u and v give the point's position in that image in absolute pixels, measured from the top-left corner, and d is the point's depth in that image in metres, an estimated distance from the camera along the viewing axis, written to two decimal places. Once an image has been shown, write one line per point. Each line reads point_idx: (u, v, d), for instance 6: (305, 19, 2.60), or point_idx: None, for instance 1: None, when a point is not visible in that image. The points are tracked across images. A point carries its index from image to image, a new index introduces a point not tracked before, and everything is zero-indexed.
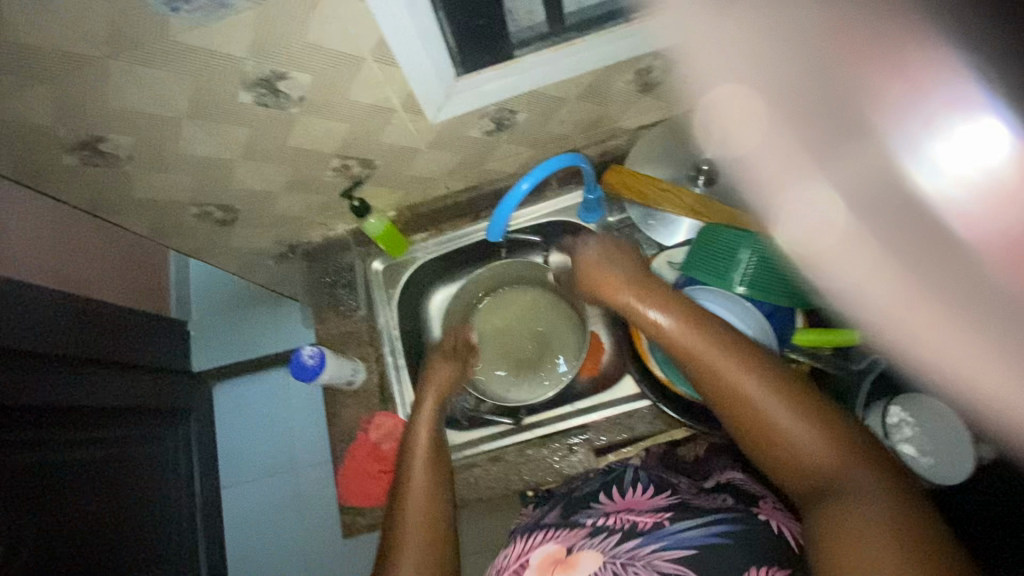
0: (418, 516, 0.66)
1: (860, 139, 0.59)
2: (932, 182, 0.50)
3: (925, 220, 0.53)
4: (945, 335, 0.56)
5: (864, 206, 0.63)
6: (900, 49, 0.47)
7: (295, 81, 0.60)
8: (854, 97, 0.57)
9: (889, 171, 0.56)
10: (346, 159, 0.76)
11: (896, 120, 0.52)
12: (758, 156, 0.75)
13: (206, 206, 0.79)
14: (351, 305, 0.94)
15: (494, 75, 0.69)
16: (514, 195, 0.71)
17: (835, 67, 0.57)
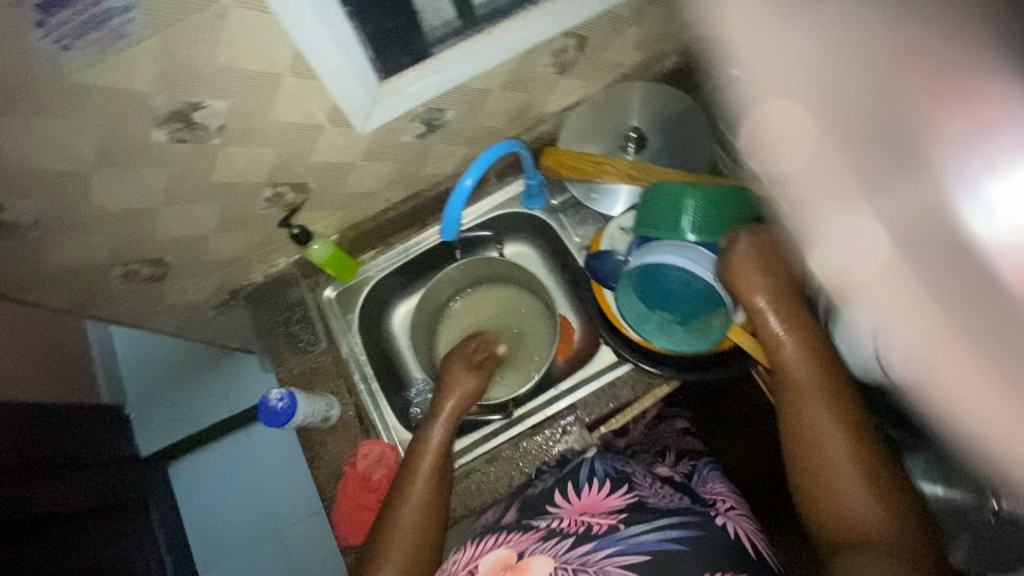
0: (413, 517, 0.68)
1: (916, 179, 0.33)
2: (987, 230, 0.31)
3: (1008, 313, 0.31)
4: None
5: (930, 254, 0.35)
6: (965, 71, 0.30)
7: (210, 109, 0.57)
8: (912, 132, 0.33)
9: (943, 222, 0.33)
10: (278, 186, 0.72)
11: (953, 163, 0.31)
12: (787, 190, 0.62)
13: (130, 264, 0.73)
14: (309, 338, 0.88)
15: (414, 76, 0.68)
16: (460, 193, 0.71)
17: (900, 92, 0.33)
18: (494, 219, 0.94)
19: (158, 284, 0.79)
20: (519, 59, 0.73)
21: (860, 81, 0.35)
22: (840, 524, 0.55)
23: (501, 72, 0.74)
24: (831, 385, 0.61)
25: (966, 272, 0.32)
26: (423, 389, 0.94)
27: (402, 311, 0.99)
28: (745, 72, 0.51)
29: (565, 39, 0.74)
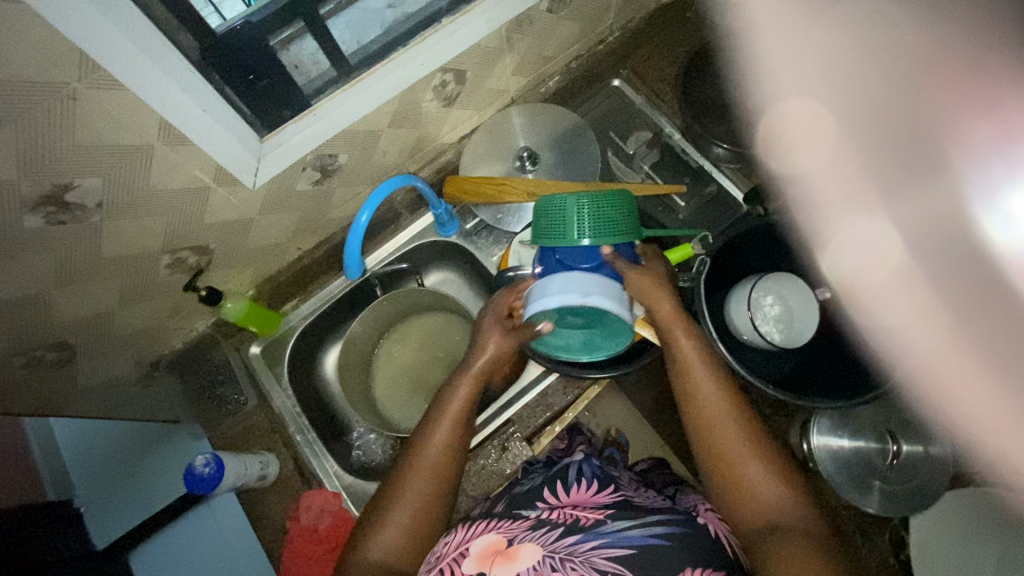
0: (425, 471, 0.64)
1: (932, 177, 0.73)
2: (1000, 227, 0.69)
3: (983, 266, 0.72)
4: (965, 365, 0.75)
5: (924, 253, 0.75)
6: (989, 92, 0.63)
7: (83, 188, 0.57)
8: (937, 136, 0.71)
9: (953, 212, 0.72)
10: (177, 252, 0.73)
11: (979, 164, 0.67)
12: (817, 176, 0.83)
13: (34, 352, 0.71)
14: (236, 398, 0.90)
15: (297, 127, 0.70)
16: (357, 229, 0.73)
17: (934, 94, 0.71)
18: (411, 251, 0.96)
19: (68, 367, 0.77)
20: (401, 99, 0.76)
21: (885, 95, 0.75)
22: (764, 523, 0.57)
23: (385, 113, 0.77)
24: (726, 388, 0.64)
25: (974, 269, 0.73)
26: (364, 431, 0.94)
27: (334, 357, 0.98)
28: (779, 71, 0.86)
29: (442, 74, 0.78)
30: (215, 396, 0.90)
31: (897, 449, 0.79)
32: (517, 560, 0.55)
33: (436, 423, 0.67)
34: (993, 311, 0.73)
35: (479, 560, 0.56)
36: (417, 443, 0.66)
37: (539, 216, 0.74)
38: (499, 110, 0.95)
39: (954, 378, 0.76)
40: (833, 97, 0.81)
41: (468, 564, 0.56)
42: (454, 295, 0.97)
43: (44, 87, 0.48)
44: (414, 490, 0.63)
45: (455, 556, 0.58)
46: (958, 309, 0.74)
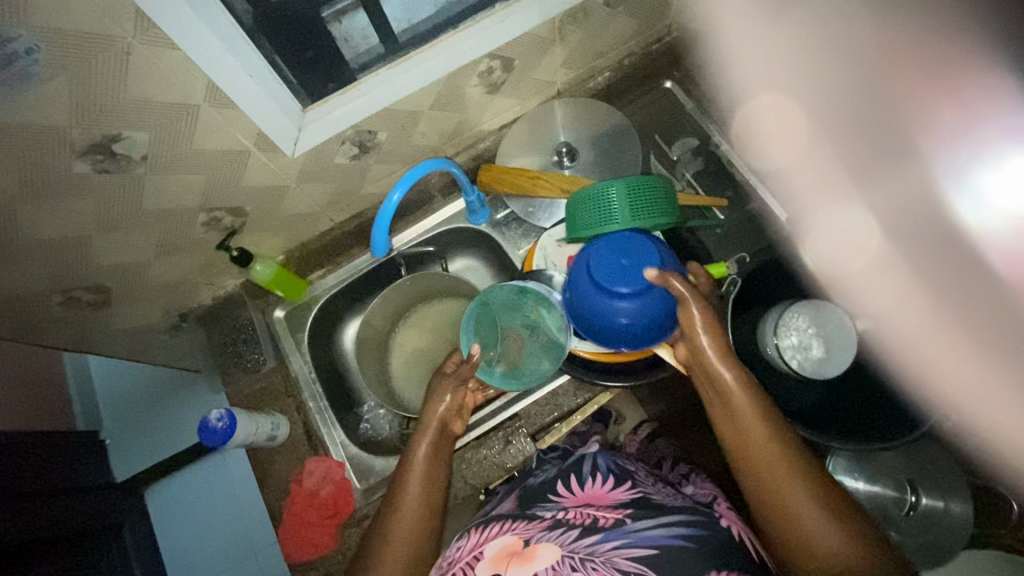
0: (403, 544, 0.61)
1: (908, 162, 0.77)
2: (972, 207, 0.69)
3: (964, 244, 0.71)
4: (957, 337, 0.74)
5: (909, 235, 0.78)
6: (960, 76, 0.64)
7: (129, 140, 0.59)
8: (911, 127, 0.76)
9: (925, 196, 0.75)
10: (213, 211, 0.75)
11: (950, 150, 0.70)
12: (793, 170, 0.89)
13: (72, 291, 0.74)
14: (256, 358, 0.92)
15: (340, 100, 0.71)
16: (388, 207, 0.73)
17: (899, 87, 0.76)
18: (439, 235, 0.96)
19: (103, 310, 0.80)
20: (445, 82, 0.76)
21: (864, 80, 0.81)
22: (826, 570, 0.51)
23: (428, 96, 0.76)
24: (770, 418, 0.59)
25: (954, 248, 0.72)
26: (374, 405, 0.96)
27: (352, 331, 1.00)
28: (752, 70, 0.90)
29: (489, 61, 0.77)
30: (236, 352, 0.92)
31: (915, 501, 0.76)
32: (534, 561, 0.56)
33: (407, 491, 0.65)
34: (977, 283, 0.71)
35: (494, 562, 0.57)
36: (387, 517, 0.64)
37: (574, 203, 0.76)
38: (543, 102, 0.93)
39: (937, 348, 0.75)
40: (799, 95, 0.88)
41: (484, 567, 0.57)
42: (476, 283, 0.97)
43: (100, 39, 0.49)
44: (397, 557, 0.61)
45: (470, 560, 0.59)
46: (940, 278, 0.75)
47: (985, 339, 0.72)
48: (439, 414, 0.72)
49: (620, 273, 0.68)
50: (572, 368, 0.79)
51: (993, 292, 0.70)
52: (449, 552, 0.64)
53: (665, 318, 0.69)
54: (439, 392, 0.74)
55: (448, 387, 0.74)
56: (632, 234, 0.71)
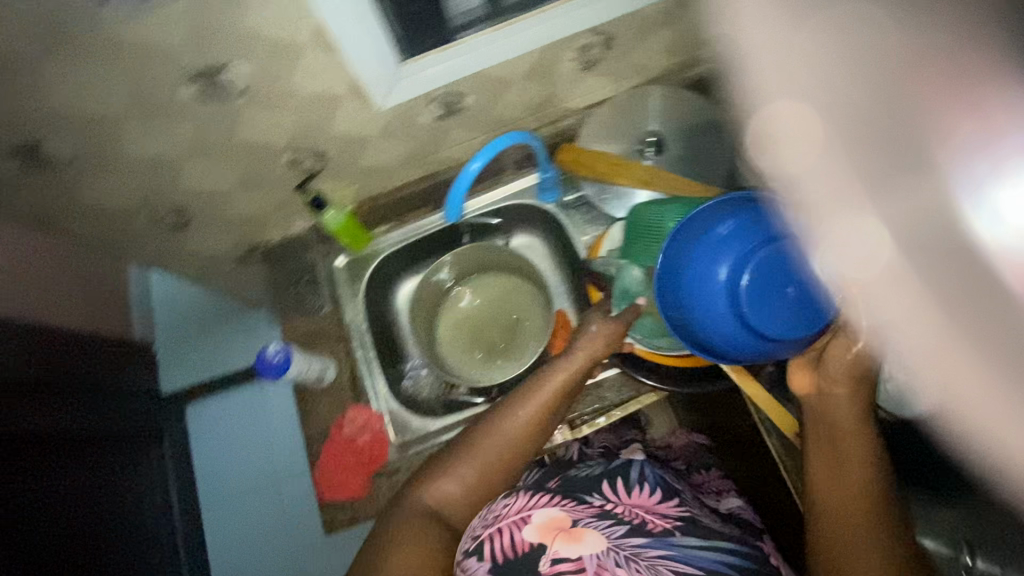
0: (500, 441, 0.67)
1: (908, 170, 0.32)
2: (980, 231, 0.29)
3: (970, 276, 0.30)
4: (1003, 406, 0.30)
5: (919, 244, 0.32)
6: (958, 71, 0.30)
7: (235, 73, 0.60)
8: (904, 121, 0.32)
9: (937, 205, 0.30)
10: (297, 152, 0.76)
11: (955, 159, 0.30)
12: (813, 183, 0.47)
13: (157, 209, 0.77)
14: (316, 302, 0.95)
15: (438, 56, 0.70)
16: (465, 175, 0.72)
17: (886, 70, 0.34)
18: (507, 208, 0.95)
19: (182, 232, 0.84)
20: (542, 53, 0.74)
21: (868, 52, 0.35)
22: None
23: (522, 64, 0.75)
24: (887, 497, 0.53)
25: (949, 256, 0.31)
26: (418, 365, 0.95)
27: (407, 290, 0.99)
28: (765, 78, 0.59)
29: (591, 35, 0.74)
30: (297, 293, 0.96)
31: (971, 564, 0.63)
32: (582, 543, 0.58)
33: (520, 408, 0.68)
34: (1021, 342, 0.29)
35: (542, 532, 0.60)
36: (499, 417, 0.68)
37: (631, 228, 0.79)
38: (636, 87, 0.90)
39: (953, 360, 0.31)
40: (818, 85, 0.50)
41: (531, 531, 0.60)
42: (537, 265, 0.96)
43: None
44: (491, 451, 0.66)
45: (518, 521, 0.61)
46: (954, 309, 0.30)
47: None
48: (592, 354, 0.71)
49: (745, 292, 0.59)
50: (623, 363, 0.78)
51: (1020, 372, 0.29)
52: (496, 505, 0.65)
53: (780, 350, 0.61)
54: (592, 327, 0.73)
55: (602, 330, 0.72)
56: (799, 252, 0.58)
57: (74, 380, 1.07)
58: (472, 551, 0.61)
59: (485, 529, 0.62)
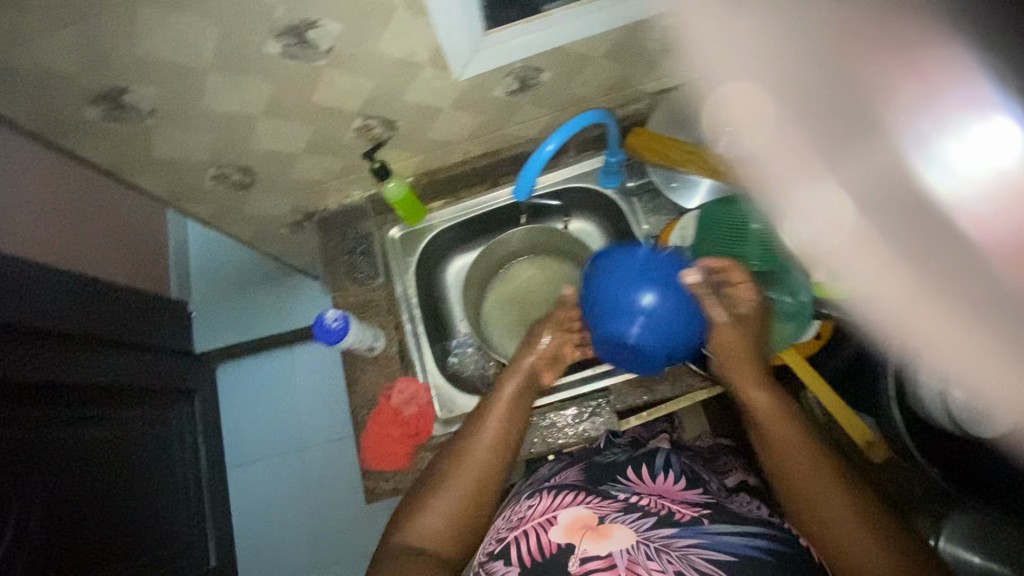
0: (469, 469, 0.69)
1: (868, 139, 0.65)
2: (941, 183, 0.57)
3: (929, 219, 0.61)
4: (933, 310, 0.64)
5: (879, 209, 0.68)
6: (913, 47, 0.53)
7: (323, 29, 0.58)
8: (871, 102, 0.62)
9: (897, 170, 0.63)
10: (369, 118, 0.75)
11: (908, 121, 0.57)
12: (767, 155, 0.77)
13: (225, 167, 0.77)
14: (369, 272, 0.93)
15: (520, 29, 0.68)
16: (539, 156, 0.70)
17: (851, 65, 0.62)
18: (567, 190, 0.94)
19: (245, 191, 0.84)
20: (627, 31, 0.71)
21: (809, 76, 0.68)
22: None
23: (605, 42, 0.72)
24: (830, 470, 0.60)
25: (926, 213, 0.61)
26: (464, 341, 0.97)
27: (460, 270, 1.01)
28: (710, 55, 0.73)
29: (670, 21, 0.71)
30: (350, 261, 0.94)
31: None
32: (610, 539, 0.57)
33: (489, 420, 0.72)
34: (975, 272, 0.57)
35: (568, 532, 0.59)
36: (474, 430, 0.72)
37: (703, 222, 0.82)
38: None
39: (918, 305, 0.66)
40: (764, 76, 0.71)
41: (558, 533, 0.60)
42: (593, 251, 0.95)
43: None
44: (466, 478, 0.68)
45: (544, 520, 0.62)
46: (902, 245, 0.67)
47: (991, 315, 0.58)
48: (533, 360, 0.79)
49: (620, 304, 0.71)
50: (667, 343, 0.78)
51: (991, 286, 0.56)
52: (518, 508, 0.68)
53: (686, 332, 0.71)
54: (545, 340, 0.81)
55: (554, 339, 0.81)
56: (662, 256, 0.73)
57: (73, 342, 1.25)
58: (498, 555, 0.61)
59: (511, 531, 0.63)
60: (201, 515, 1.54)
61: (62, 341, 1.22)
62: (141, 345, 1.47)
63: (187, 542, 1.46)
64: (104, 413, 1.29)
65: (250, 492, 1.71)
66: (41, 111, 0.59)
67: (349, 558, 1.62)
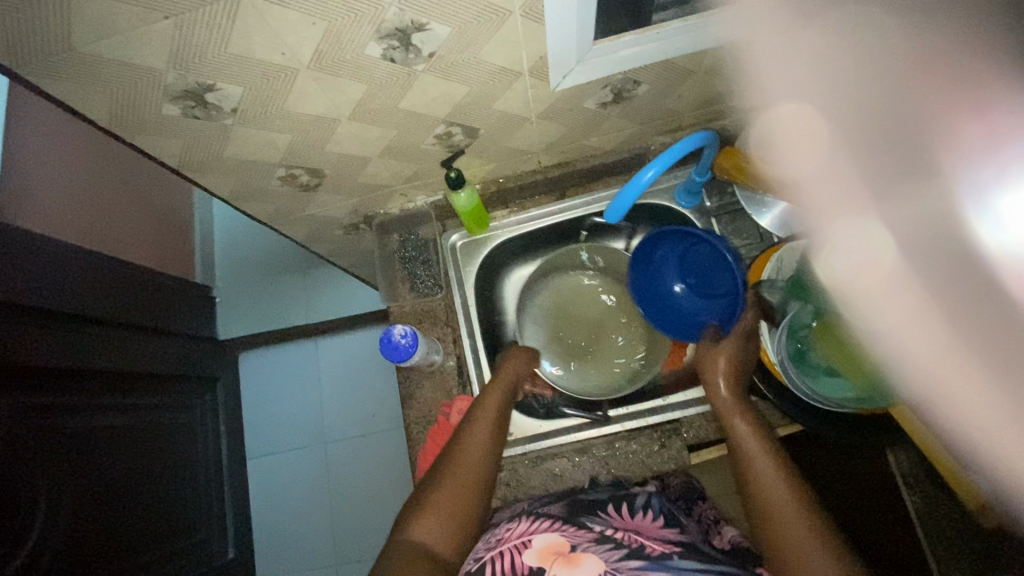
0: (463, 459, 0.68)
1: (920, 182, 0.51)
2: (990, 236, 0.47)
3: (971, 276, 0.48)
4: (971, 382, 0.52)
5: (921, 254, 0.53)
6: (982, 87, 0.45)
7: (430, 33, 0.53)
8: (924, 136, 0.50)
9: (943, 219, 0.50)
10: (451, 126, 0.70)
11: (969, 168, 0.47)
12: (804, 184, 0.68)
13: (294, 168, 0.72)
14: (429, 283, 0.90)
15: (631, 41, 0.61)
16: (637, 182, 0.69)
17: (911, 97, 0.50)
18: (640, 206, 0.91)
19: (309, 193, 0.79)
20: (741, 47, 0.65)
21: (867, 93, 0.55)
22: None
23: (712, 56, 0.67)
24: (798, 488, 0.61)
25: (966, 269, 0.49)
26: None
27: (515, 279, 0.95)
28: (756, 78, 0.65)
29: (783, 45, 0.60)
30: (411, 270, 0.91)
31: None
32: (579, 568, 0.55)
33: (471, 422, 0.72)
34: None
35: (540, 557, 0.57)
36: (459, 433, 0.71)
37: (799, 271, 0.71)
38: None
39: (956, 376, 0.53)
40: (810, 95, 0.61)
41: (530, 556, 0.58)
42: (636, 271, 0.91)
43: None
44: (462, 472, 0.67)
45: (519, 544, 0.60)
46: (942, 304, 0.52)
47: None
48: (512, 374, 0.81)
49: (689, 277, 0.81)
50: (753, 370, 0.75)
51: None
52: (497, 530, 0.66)
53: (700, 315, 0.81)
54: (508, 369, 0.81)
55: (518, 357, 0.83)
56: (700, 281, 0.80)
57: (92, 332, 1.17)
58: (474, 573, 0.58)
59: (487, 550, 0.61)
60: (221, 507, 1.50)
61: (85, 337, 1.15)
62: (166, 332, 1.41)
63: (207, 536, 1.42)
64: (128, 399, 1.22)
65: (269, 485, 1.67)
66: (118, 107, 0.54)
67: (366, 557, 1.57)
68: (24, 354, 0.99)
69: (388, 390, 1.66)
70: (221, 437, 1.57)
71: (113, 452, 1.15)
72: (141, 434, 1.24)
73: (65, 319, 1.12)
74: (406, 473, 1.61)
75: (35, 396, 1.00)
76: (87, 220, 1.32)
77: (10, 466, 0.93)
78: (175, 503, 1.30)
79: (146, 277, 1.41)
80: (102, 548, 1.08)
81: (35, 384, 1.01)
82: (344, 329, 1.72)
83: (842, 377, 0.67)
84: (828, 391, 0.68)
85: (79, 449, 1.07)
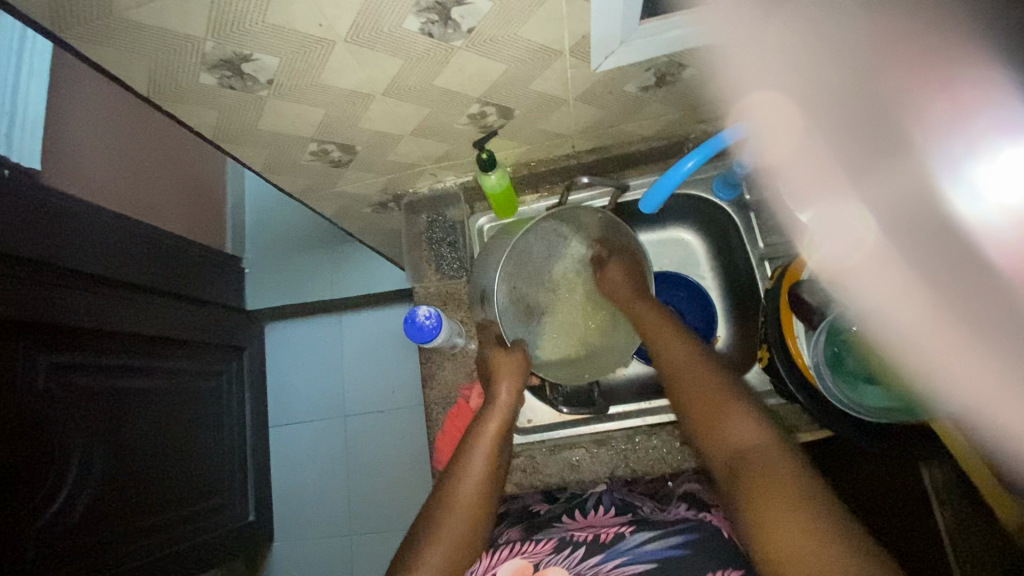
0: (460, 514, 0.63)
1: (899, 157, 0.56)
2: (968, 204, 0.50)
3: (955, 241, 0.53)
4: (951, 344, 0.56)
5: (908, 227, 0.60)
6: (947, 66, 0.47)
7: (471, 8, 0.51)
8: (894, 112, 0.54)
9: (924, 192, 0.55)
10: (486, 106, 0.69)
11: (940, 141, 0.51)
12: (789, 167, 0.73)
13: (326, 144, 0.71)
14: (456, 264, 0.90)
15: (676, 23, 0.58)
16: (677, 172, 0.69)
17: (884, 81, 0.53)
18: (675, 198, 0.88)
19: (339, 168, 0.78)
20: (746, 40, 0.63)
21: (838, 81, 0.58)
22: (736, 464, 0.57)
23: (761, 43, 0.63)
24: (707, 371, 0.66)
25: (950, 240, 0.54)
26: None
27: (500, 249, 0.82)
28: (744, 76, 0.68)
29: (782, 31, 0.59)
30: (437, 252, 0.91)
31: None
32: None
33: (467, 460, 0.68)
34: (990, 310, 0.52)
35: None
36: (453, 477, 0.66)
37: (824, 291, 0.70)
38: None
39: (939, 341, 0.57)
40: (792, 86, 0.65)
41: None
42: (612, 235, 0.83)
43: None
44: (456, 519, 0.63)
45: None
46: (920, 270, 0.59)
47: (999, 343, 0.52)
48: (504, 396, 0.74)
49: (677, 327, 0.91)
50: (784, 370, 0.70)
51: (1003, 309, 0.50)
52: None
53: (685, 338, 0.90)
54: (501, 392, 0.74)
55: (507, 373, 0.76)
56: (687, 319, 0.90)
57: (127, 296, 1.21)
58: None
59: None
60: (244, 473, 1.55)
61: (120, 303, 1.18)
62: (197, 299, 1.45)
63: (229, 499, 1.47)
64: (158, 362, 1.25)
65: (291, 454, 1.71)
66: (155, 75, 0.54)
67: (385, 528, 1.60)
68: (66, 309, 1.04)
69: (409, 367, 1.68)
70: (247, 403, 1.61)
71: (145, 409, 1.20)
72: (171, 396, 1.28)
73: (102, 279, 1.15)
74: (423, 449, 1.63)
75: (72, 354, 1.04)
76: (123, 186, 1.34)
77: (44, 419, 0.96)
78: (200, 464, 1.35)
79: (180, 246, 1.44)
80: (129, 501, 1.12)
81: (73, 341, 1.05)
82: (369, 305, 1.74)
83: (879, 384, 0.66)
84: (869, 398, 0.66)
85: (109, 405, 1.11)
